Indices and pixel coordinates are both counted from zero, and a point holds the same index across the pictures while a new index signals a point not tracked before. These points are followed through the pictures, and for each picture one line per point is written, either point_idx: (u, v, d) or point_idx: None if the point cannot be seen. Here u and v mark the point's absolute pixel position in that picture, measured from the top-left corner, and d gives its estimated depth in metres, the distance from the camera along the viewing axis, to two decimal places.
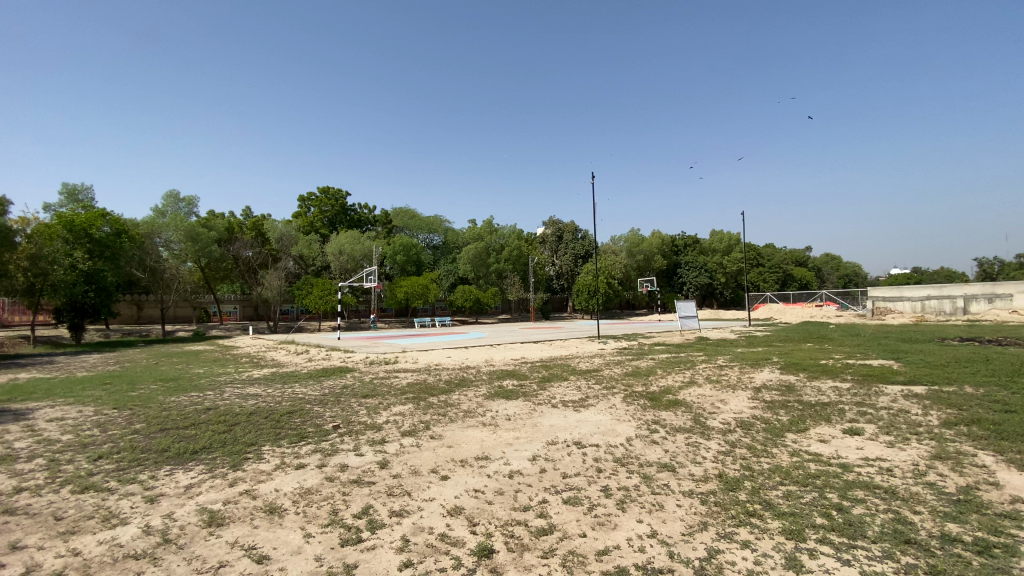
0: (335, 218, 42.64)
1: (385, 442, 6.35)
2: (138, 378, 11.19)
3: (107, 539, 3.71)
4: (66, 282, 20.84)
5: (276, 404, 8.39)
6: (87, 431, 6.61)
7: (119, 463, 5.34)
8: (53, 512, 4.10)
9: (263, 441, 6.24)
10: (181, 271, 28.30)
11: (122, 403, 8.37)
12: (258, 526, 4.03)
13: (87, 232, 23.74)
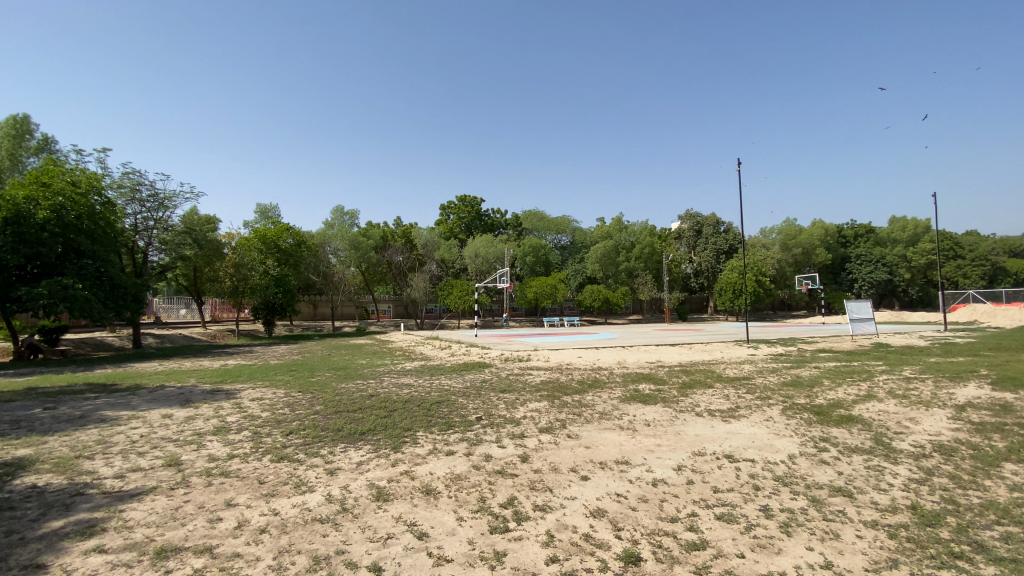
0: (471, 224, 45.28)
1: (525, 437, 6.49)
2: (316, 367, 13.07)
3: (299, 503, 4.33)
4: (260, 285, 25.62)
5: (425, 394, 9.14)
6: (281, 409, 7.88)
7: (305, 439, 6.24)
8: (258, 476, 4.92)
9: (417, 428, 6.81)
10: (347, 275, 32.23)
11: (305, 387, 9.83)
12: (416, 505, 4.37)
13: (275, 243, 27.46)
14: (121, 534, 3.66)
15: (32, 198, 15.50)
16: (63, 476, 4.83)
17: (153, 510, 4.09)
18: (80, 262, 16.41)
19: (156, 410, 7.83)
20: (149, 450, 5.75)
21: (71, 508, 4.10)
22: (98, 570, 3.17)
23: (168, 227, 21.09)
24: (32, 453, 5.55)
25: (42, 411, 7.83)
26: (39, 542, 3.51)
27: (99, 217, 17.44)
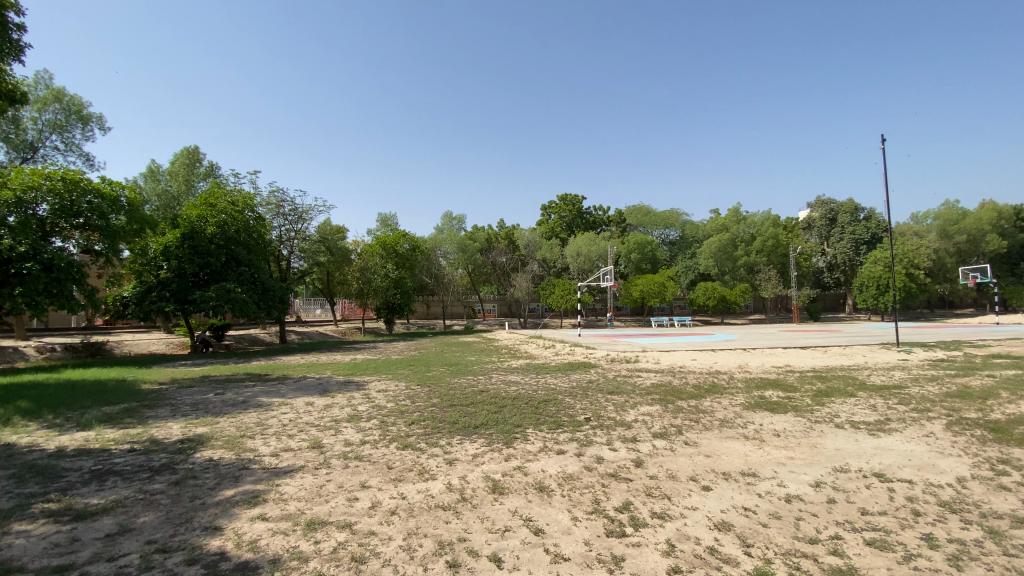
0: (573, 223, 45.01)
1: (638, 441, 6.28)
2: (431, 362, 13.90)
3: (423, 489, 4.62)
4: (381, 287, 27.85)
5: (533, 392, 9.26)
6: (402, 401, 8.50)
7: (425, 430, 6.65)
8: (387, 462, 5.34)
9: (527, 424, 6.92)
10: (455, 276, 34.25)
11: (422, 381, 10.51)
12: (530, 501, 4.43)
13: (393, 249, 29.10)
14: (278, 505, 4.18)
15: (203, 216, 18.54)
16: (232, 453, 5.65)
17: (301, 486, 4.62)
18: (239, 269, 19.24)
19: (299, 398, 8.87)
20: (296, 433, 6.53)
21: (239, 480, 4.78)
22: (263, 534, 3.65)
23: (306, 237, 23.84)
24: (209, 431, 6.59)
25: (215, 396, 9.29)
26: (218, 507, 4.14)
27: (254, 230, 20.22)
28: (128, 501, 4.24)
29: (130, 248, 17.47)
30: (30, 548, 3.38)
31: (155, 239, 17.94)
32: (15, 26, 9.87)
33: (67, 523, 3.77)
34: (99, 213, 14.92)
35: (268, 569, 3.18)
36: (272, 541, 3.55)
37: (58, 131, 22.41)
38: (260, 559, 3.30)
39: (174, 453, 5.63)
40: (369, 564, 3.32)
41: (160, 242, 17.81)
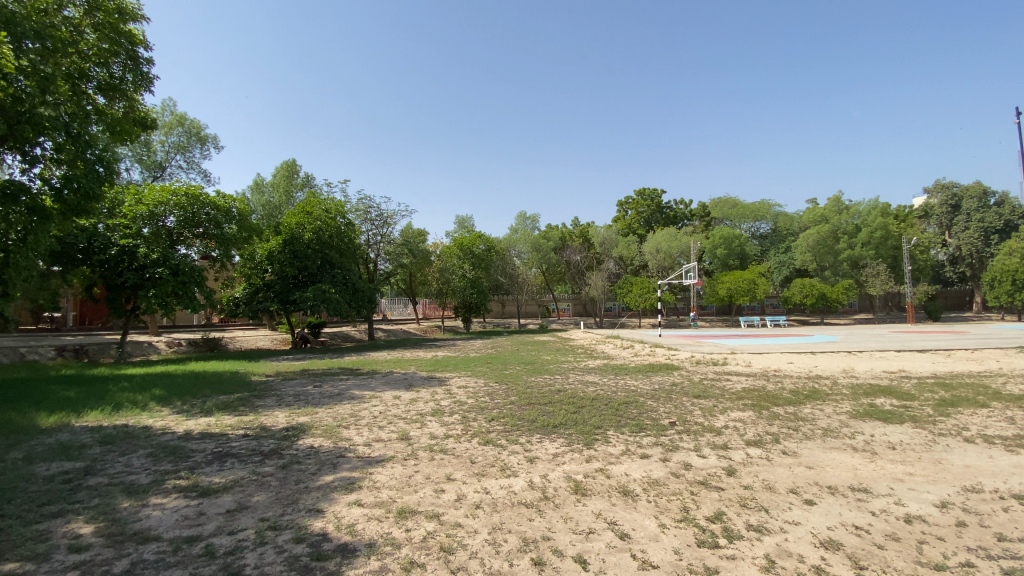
0: (652, 218, 43.49)
1: (729, 448, 5.93)
2: (508, 361, 14.09)
3: (506, 486, 4.68)
4: (459, 287, 28.69)
5: (613, 394, 9.06)
6: (482, 398, 8.68)
7: (505, 426, 6.74)
8: (470, 457, 5.47)
9: (608, 426, 6.78)
10: (530, 275, 34.59)
11: (501, 379, 10.68)
12: (615, 504, 4.33)
13: (470, 250, 29.73)
14: (372, 492, 4.44)
15: (301, 223, 20.22)
16: (330, 441, 6.09)
17: (392, 476, 4.87)
18: (332, 271, 20.72)
19: (387, 392, 9.38)
20: (386, 424, 6.90)
21: (336, 467, 5.13)
22: (359, 519, 3.88)
23: (390, 240, 25.18)
24: (310, 420, 7.16)
25: (313, 388, 10.08)
26: (319, 491, 4.47)
27: (345, 234, 21.63)
28: (244, 481, 4.71)
29: (240, 254, 19.44)
30: (167, 519, 3.85)
31: (260, 245, 19.86)
32: (146, 62, 11.37)
33: (195, 498, 4.26)
34: (215, 223, 16.73)
35: (364, 552, 3.38)
36: (367, 526, 3.76)
37: (181, 151, 25.50)
38: (357, 542, 3.51)
39: (280, 439, 6.18)
40: (457, 554, 3.41)
41: (265, 248, 19.68)
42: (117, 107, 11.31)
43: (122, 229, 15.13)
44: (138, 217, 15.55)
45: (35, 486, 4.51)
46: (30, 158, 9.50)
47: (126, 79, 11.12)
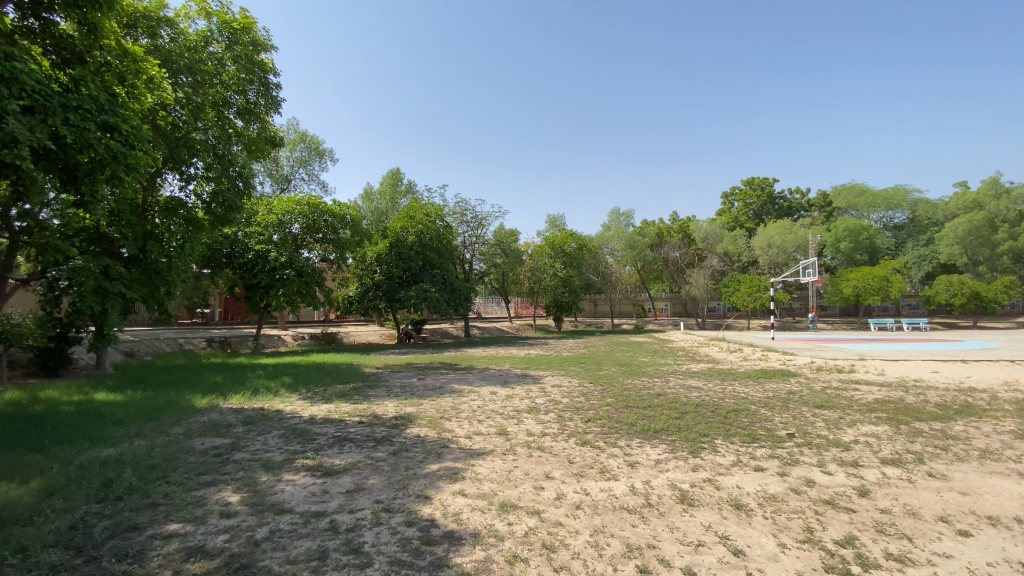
0: (762, 210, 40.16)
1: (860, 466, 5.29)
2: (604, 361, 13.84)
3: (607, 489, 4.59)
4: (552, 286, 28.78)
5: (720, 400, 8.51)
6: (578, 398, 8.62)
7: (603, 428, 6.62)
8: (569, 456, 5.45)
9: (715, 434, 6.38)
10: (624, 274, 33.75)
11: (597, 380, 10.51)
12: (726, 518, 4.06)
13: (562, 249, 29.64)
14: (474, 484, 4.59)
15: (405, 227, 21.58)
16: (434, 432, 6.41)
17: (493, 469, 5.00)
18: (433, 271, 21.82)
19: (485, 387, 9.67)
20: (485, 419, 7.11)
21: (441, 457, 5.39)
22: (464, 509, 4.02)
23: (485, 241, 25.92)
24: (415, 411, 7.60)
25: (417, 381, 10.70)
26: (426, 478, 4.72)
27: (444, 236, 22.64)
28: (360, 464, 5.11)
29: (353, 257, 21.18)
30: (298, 494, 4.30)
31: (370, 248, 21.48)
32: (275, 86, 12.79)
33: (320, 477, 4.71)
34: (331, 229, 18.34)
35: (470, 541, 3.49)
36: (472, 516, 3.89)
37: (303, 165, 28.42)
38: (463, 530, 3.64)
39: (390, 427, 6.63)
40: (560, 553, 3.40)
41: (373, 250, 21.28)
42: (252, 128, 12.85)
43: (256, 236, 17.20)
44: (269, 224, 17.59)
45: (196, 457, 5.27)
46: (186, 177, 11.18)
47: (260, 103, 12.59)
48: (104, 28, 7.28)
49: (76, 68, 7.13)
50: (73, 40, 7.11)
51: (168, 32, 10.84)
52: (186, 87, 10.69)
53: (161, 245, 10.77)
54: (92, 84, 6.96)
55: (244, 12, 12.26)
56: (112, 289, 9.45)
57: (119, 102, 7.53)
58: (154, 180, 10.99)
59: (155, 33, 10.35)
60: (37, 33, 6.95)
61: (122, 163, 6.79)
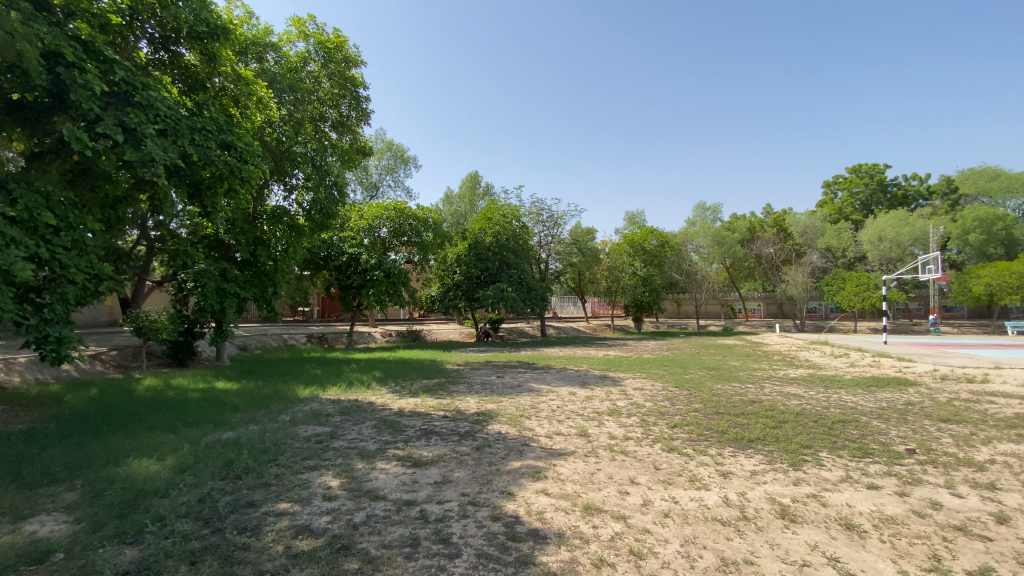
0: (870, 200, 36.29)
1: (1000, 490, 4.59)
2: (689, 364, 13.24)
3: (697, 498, 4.37)
4: (632, 285, 28.04)
5: (823, 409, 7.80)
6: (662, 402, 8.30)
7: (691, 435, 6.32)
8: (655, 462, 5.26)
9: (819, 447, 5.85)
10: (710, 272, 32.06)
11: (682, 383, 10.07)
12: (834, 538, 3.70)
13: (642, 246, 28.66)
14: (557, 484, 4.57)
15: (483, 228, 22.18)
16: (515, 430, 6.48)
17: (576, 470, 4.95)
18: (510, 271, 22.11)
19: (564, 387, 9.61)
20: (566, 419, 7.07)
21: (522, 454, 5.43)
22: (548, 508, 4.02)
23: (561, 240, 25.79)
24: (496, 408, 7.74)
25: (497, 379, 10.90)
26: (509, 475, 4.77)
27: (521, 237, 22.84)
28: (446, 457, 5.29)
29: (435, 258, 22.01)
30: (391, 482, 4.54)
31: (450, 249, 22.18)
32: (365, 99, 13.64)
33: (410, 467, 4.93)
34: (416, 232, 19.39)
35: (555, 541, 3.48)
36: (556, 516, 3.87)
37: (390, 172, 30.07)
38: (547, 529, 3.63)
39: (473, 423, 6.80)
40: (648, 561, 3.29)
41: (453, 252, 21.98)
42: (345, 140, 13.80)
43: (349, 240, 18.45)
44: (360, 229, 18.81)
45: (299, 443, 5.74)
46: (289, 187, 12.26)
47: (351, 116, 13.48)
48: (221, 55, 8.22)
49: (199, 93, 8.04)
50: (196, 69, 8.07)
51: (273, 56, 11.92)
52: (288, 105, 11.70)
53: (268, 249, 11.91)
54: (211, 107, 7.88)
55: (336, 32, 13.18)
56: (228, 289, 10.61)
57: (233, 122, 8.44)
58: (263, 191, 12.16)
59: (262, 58, 11.42)
60: (167, 63, 7.85)
61: (237, 176, 7.59)
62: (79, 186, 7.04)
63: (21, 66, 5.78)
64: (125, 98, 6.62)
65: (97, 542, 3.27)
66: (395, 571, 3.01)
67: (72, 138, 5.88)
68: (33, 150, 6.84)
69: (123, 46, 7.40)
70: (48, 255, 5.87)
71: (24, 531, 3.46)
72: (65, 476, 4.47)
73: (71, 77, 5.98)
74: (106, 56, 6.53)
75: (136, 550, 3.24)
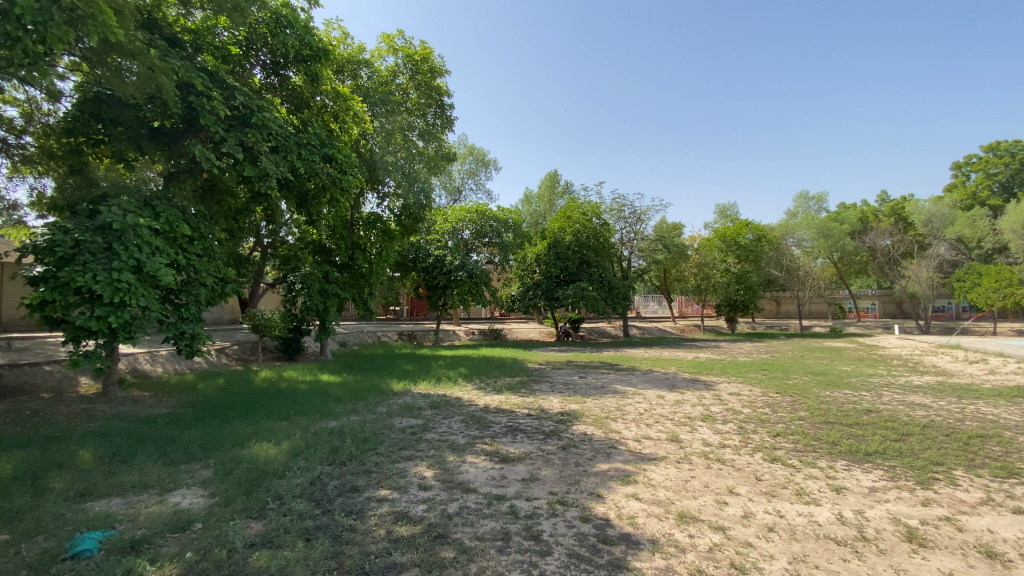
0: (1015, 180, 31.23)
1: None
2: (790, 368, 12.24)
3: (805, 513, 4.01)
4: (723, 283, 26.43)
5: (957, 422, 6.83)
6: (761, 408, 7.75)
7: (796, 445, 5.83)
8: (755, 472, 4.92)
9: (953, 464, 5.14)
10: (813, 267, 29.34)
11: (783, 389, 9.33)
12: (976, 567, 3.23)
13: (736, 241, 27.03)
14: (648, 489, 4.42)
15: (563, 228, 22.05)
16: (602, 431, 6.37)
17: (667, 476, 4.76)
18: (591, 270, 21.81)
19: (651, 390, 9.29)
20: (655, 423, 6.83)
21: (610, 457, 5.33)
22: (639, 513, 3.91)
23: (645, 237, 24.84)
24: (581, 408, 7.67)
25: (581, 379, 10.81)
26: (597, 477, 4.71)
27: (602, 235, 22.39)
28: (533, 455, 5.33)
29: (515, 258, 22.27)
30: (480, 476, 4.66)
31: (530, 249, 22.33)
32: (448, 107, 14.23)
33: (498, 463, 5.03)
34: (496, 233, 19.85)
35: (648, 547, 3.37)
36: (648, 522, 3.76)
37: (472, 176, 30.97)
38: (639, 535, 3.53)
39: (558, 422, 6.79)
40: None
41: (533, 252, 22.08)
42: (431, 147, 14.48)
43: (435, 242, 19.23)
44: (445, 233, 19.46)
45: (395, 434, 6.10)
46: (381, 195, 13.09)
47: (436, 124, 14.31)
48: (322, 75, 8.94)
49: (304, 112, 8.83)
50: (301, 89, 8.80)
51: (366, 71, 12.72)
52: (380, 117, 12.46)
53: (365, 253, 12.65)
54: (314, 124, 8.62)
55: (422, 44, 13.78)
56: (330, 290, 11.53)
57: (333, 136, 9.15)
58: (359, 200, 13.06)
59: (356, 75, 12.22)
60: (277, 86, 8.67)
61: (338, 186, 8.22)
62: (207, 201, 7.99)
63: (161, 96, 6.64)
64: (243, 120, 7.39)
65: (229, 514, 3.69)
66: (488, 564, 3.09)
67: (202, 158, 6.68)
68: (171, 170, 7.85)
69: (241, 73, 8.26)
70: (185, 262, 6.76)
71: (171, 501, 4.00)
72: (202, 455, 5.10)
73: (200, 104, 6.79)
74: (227, 83, 7.34)
75: (260, 524, 3.61)
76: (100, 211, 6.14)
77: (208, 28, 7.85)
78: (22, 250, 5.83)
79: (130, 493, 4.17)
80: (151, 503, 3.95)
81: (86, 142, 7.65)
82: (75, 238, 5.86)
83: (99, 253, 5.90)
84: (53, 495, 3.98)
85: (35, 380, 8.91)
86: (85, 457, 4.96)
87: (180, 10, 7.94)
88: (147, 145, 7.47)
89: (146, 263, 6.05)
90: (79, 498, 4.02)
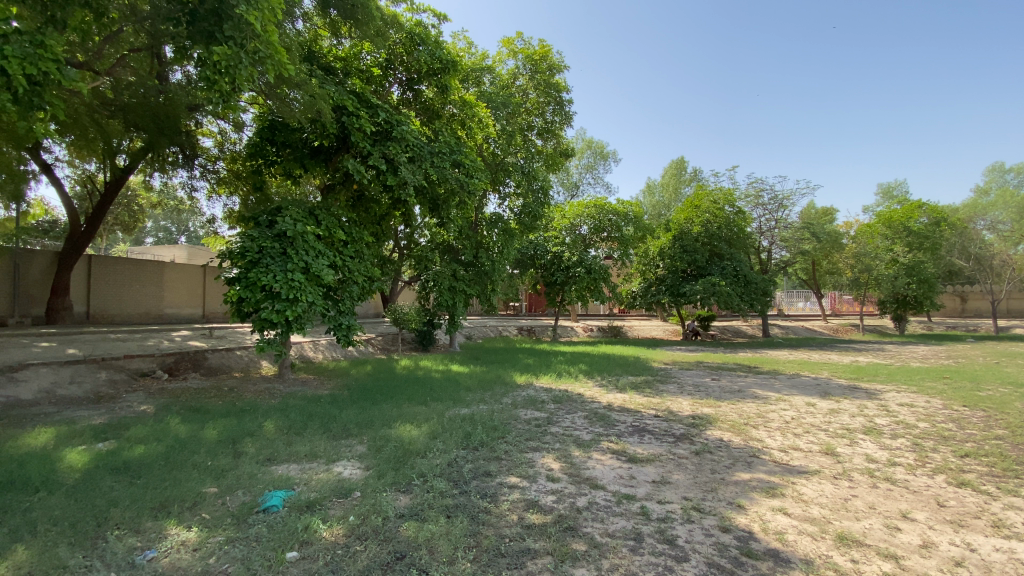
0: None
1: None
2: (981, 377, 10.15)
3: (1005, 549, 3.32)
4: (887, 275, 22.77)
5: None
6: (942, 423, 6.55)
7: (993, 469, 4.82)
8: (936, 497, 4.18)
9: None
10: (1016, 255, 23.92)
11: (973, 401, 7.78)
12: None
13: (906, 226, 23.38)
14: (799, 504, 4.00)
15: (690, 218, 20.79)
16: (740, 438, 5.91)
17: (822, 492, 4.27)
18: (722, 263, 20.29)
19: (797, 397, 8.36)
20: (804, 434, 6.13)
21: (751, 466, 4.92)
22: (788, 529, 3.56)
23: (788, 224, 22.13)
24: (715, 412, 7.18)
25: (713, 381, 10.12)
26: (737, 486, 4.38)
27: (734, 224, 20.53)
28: (663, 458, 5.13)
29: (636, 252, 21.65)
30: (608, 474, 4.61)
31: (652, 242, 21.52)
32: (567, 103, 14.25)
33: (627, 463, 4.93)
34: (616, 227, 19.15)
35: (800, 567, 3.06)
36: (800, 539, 3.41)
37: (590, 171, 30.75)
38: (790, 552, 3.23)
39: (689, 426, 6.45)
40: None
41: (657, 245, 21.21)
42: (550, 144, 14.69)
43: (553, 239, 19.49)
44: (563, 228, 19.66)
45: (522, 425, 6.31)
46: (502, 195, 13.72)
47: (555, 121, 14.28)
48: (451, 86, 9.54)
49: (436, 121, 9.58)
50: (433, 101, 9.51)
51: (489, 77, 13.30)
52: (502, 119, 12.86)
53: (487, 252, 13.20)
54: (445, 132, 9.29)
55: (541, 43, 13.97)
56: (458, 287, 12.18)
57: (461, 141, 9.78)
58: (483, 201, 13.76)
59: (480, 82, 12.80)
60: (412, 100, 9.46)
61: (466, 190, 8.72)
62: (357, 209, 9.00)
63: (320, 119, 7.60)
64: (386, 134, 8.20)
65: (382, 486, 4.15)
66: (621, 562, 3.05)
67: (353, 171, 7.57)
68: (327, 182, 8.98)
69: (382, 91, 9.15)
70: (342, 262, 7.73)
71: (335, 471, 4.61)
72: (357, 431, 5.79)
73: (351, 123, 7.70)
74: (372, 102, 8.20)
75: (408, 498, 3.99)
76: (278, 220, 7.26)
77: (355, 54, 8.86)
78: (222, 256, 7.10)
79: (303, 460, 4.89)
80: (321, 471, 4.60)
81: (264, 163, 9.04)
82: (259, 245, 7.00)
83: (277, 256, 7.00)
84: (249, 458, 4.83)
85: (230, 362, 10.85)
86: (270, 427, 5.93)
87: (333, 41, 9.07)
88: (308, 162, 8.61)
89: (312, 264, 7.05)
90: (267, 461, 4.83)
